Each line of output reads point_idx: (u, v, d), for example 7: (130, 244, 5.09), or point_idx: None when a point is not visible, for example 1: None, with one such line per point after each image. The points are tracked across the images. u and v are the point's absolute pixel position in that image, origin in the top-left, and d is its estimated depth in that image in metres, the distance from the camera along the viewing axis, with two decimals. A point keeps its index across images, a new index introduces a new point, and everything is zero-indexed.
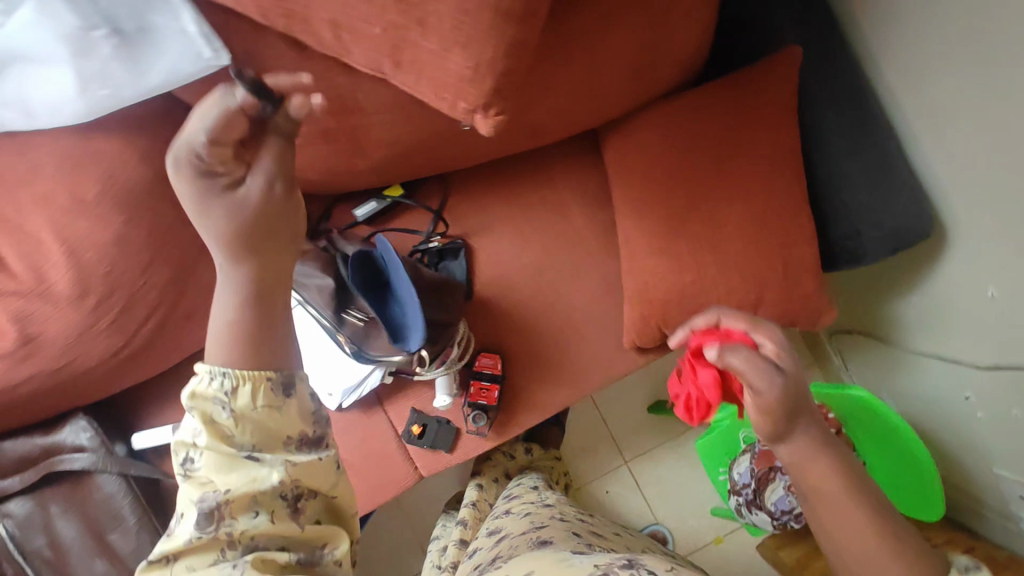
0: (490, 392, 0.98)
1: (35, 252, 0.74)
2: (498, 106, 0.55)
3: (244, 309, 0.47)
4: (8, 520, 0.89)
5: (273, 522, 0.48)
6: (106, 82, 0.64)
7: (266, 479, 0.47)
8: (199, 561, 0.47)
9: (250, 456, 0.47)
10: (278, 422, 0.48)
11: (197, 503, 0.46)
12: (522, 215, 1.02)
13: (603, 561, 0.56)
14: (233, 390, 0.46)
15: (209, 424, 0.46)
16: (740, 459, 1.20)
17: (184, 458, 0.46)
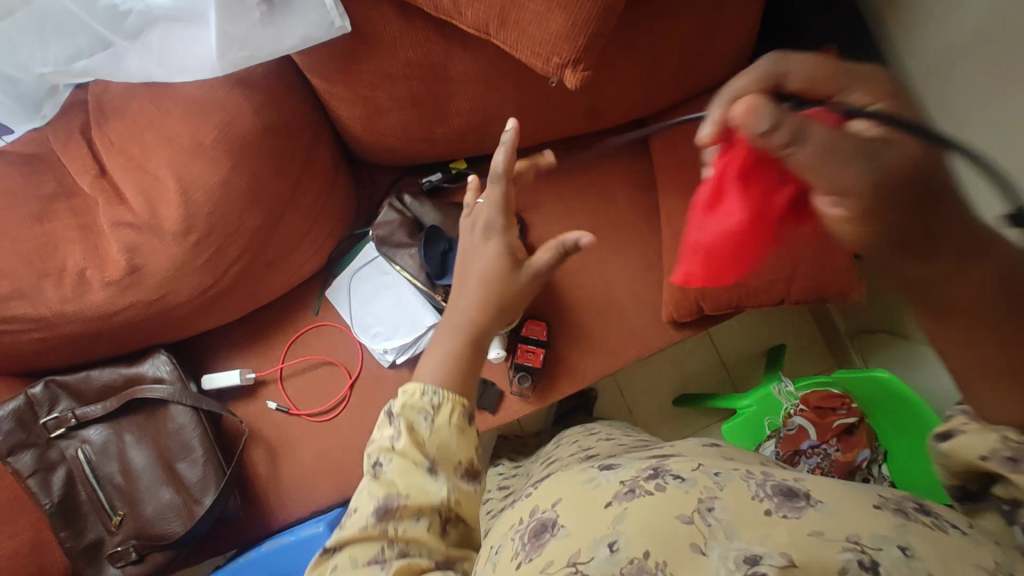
0: (536, 355, 1.03)
1: (153, 189, 0.84)
2: (586, 62, 0.64)
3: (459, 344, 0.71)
4: (87, 446, 0.96)
5: (427, 529, 0.57)
6: (247, 45, 0.75)
7: (438, 491, 0.58)
8: (360, 551, 0.57)
9: (429, 467, 0.59)
10: (458, 445, 0.62)
11: (381, 499, 0.58)
12: (573, 195, 1.10)
13: (629, 476, 0.57)
14: (438, 406, 0.63)
15: (411, 427, 0.61)
16: (766, 444, 1.25)
17: (376, 461, 0.60)
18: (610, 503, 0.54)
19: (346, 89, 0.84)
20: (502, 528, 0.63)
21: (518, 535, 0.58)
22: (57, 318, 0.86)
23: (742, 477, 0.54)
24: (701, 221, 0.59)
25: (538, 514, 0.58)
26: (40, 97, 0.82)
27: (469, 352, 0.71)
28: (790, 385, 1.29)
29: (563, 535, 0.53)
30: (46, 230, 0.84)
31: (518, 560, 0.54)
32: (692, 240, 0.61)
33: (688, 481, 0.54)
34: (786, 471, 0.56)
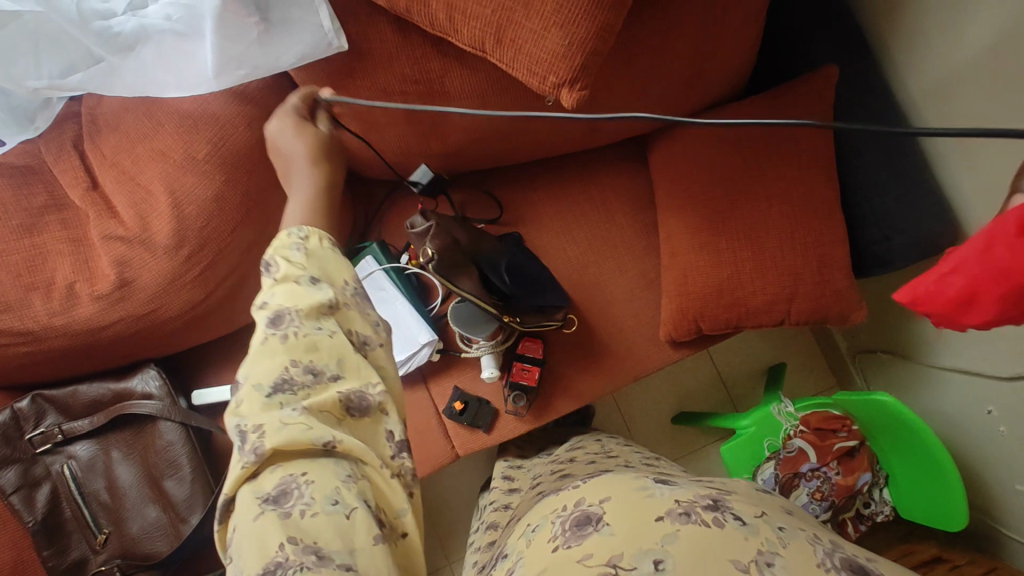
0: (532, 373, 1.02)
1: (144, 202, 0.83)
2: (583, 81, 0.63)
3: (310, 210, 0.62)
4: (73, 461, 0.94)
5: (329, 337, 0.51)
6: (243, 64, 0.74)
7: (326, 292, 0.53)
8: (260, 383, 0.49)
9: (313, 278, 0.53)
10: (339, 258, 0.57)
11: (270, 317, 0.51)
12: (571, 210, 1.08)
13: (686, 497, 0.55)
14: (307, 233, 0.56)
15: (285, 254, 0.54)
16: (764, 465, 1.23)
17: (259, 300, 0.53)
18: (661, 518, 0.53)
19: (341, 104, 0.83)
20: (543, 510, 0.64)
21: (560, 520, 0.58)
22: (44, 332, 0.85)
23: (808, 540, 0.53)
24: (985, 257, 0.33)
25: (584, 506, 0.58)
26: (33, 108, 0.81)
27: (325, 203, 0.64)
28: (790, 406, 1.26)
29: (607, 532, 0.53)
30: (35, 243, 0.83)
31: (556, 543, 0.55)
32: (955, 261, 0.35)
33: (748, 526, 0.52)
34: (855, 545, 0.56)
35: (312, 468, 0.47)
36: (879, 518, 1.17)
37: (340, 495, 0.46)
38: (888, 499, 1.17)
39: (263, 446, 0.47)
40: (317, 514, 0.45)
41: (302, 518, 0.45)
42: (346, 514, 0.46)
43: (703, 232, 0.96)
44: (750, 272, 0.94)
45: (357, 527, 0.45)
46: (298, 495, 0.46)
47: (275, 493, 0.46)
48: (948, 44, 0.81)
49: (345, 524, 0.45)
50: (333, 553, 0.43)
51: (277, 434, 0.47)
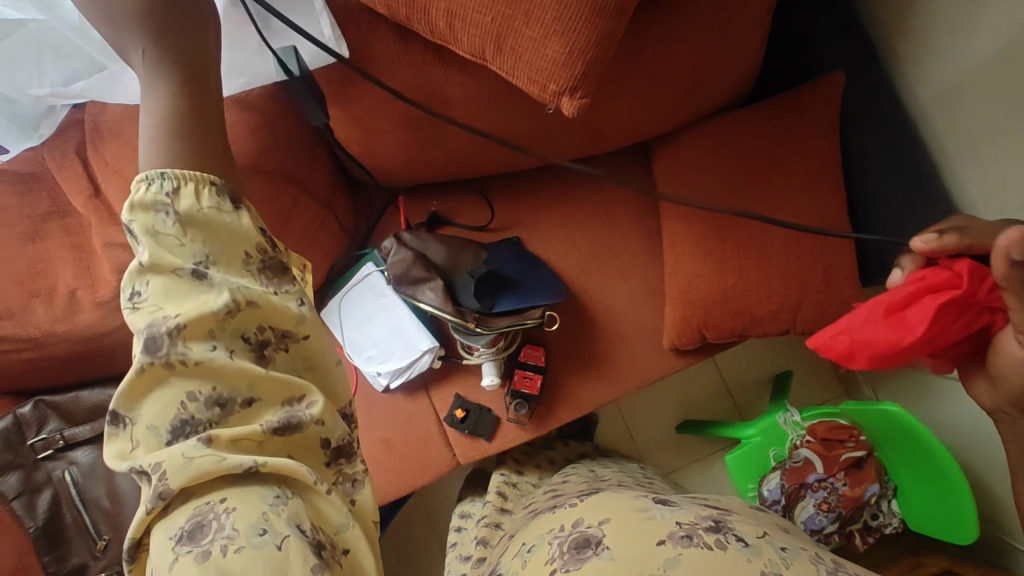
0: (534, 381, 1.01)
1: None
2: (583, 89, 0.63)
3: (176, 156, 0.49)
4: (74, 467, 0.93)
5: (227, 359, 0.48)
6: (245, 71, 0.77)
7: (216, 297, 0.47)
8: (154, 415, 0.46)
9: (197, 274, 0.47)
10: (228, 234, 0.50)
11: (146, 332, 0.46)
12: (573, 217, 1.07)
13: (688, 520, 0.56)
14: (176, 191, 0.48)
15: (154, 233, 0.47)
16: (769, 476, 1.21)
17: (131, 292, 0.47)
18: (663, 542, 0.54)
19: (342, 111, 0.83)
20: (539, 528, 0.65)
21: (556, 541, 0.59)
22: (46, 338, 0.85)
23: (811, 559, 0.53)
24: (863, 322, 0.53)
25: (583, 527, 0.59)
26: (37, 116, 0.82)
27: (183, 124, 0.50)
28: (796, 415, 1.24)
29: (607, 556, 0.54)
30: (39, 250, 0.84)
31: (554, 565, 0.55)
32: (844, 326, 0.54)
33: (751, 547, 0.53)
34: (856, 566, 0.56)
35: (234, 497, 0.46)
36: (886, 531, 1.15)
37: (268, 523, 0.45)
38: (896, 510, 1.15)
39: (168, 487, 0.44)
40: (241, 548, 0.43)
41: (223, 555, 0.43)
42: (277, 544, 0.44)
43: (707, 239, 0.95)
44: (754, 280, 0.93)
45: (290, 557, 0.44)
46: (220, 529, 0.44)
47: (190, 529, 0.45)
48: (959, 51, 0.79)
49: (276, 555, 0.44)
50: None
51: (181, 472, 0.44)
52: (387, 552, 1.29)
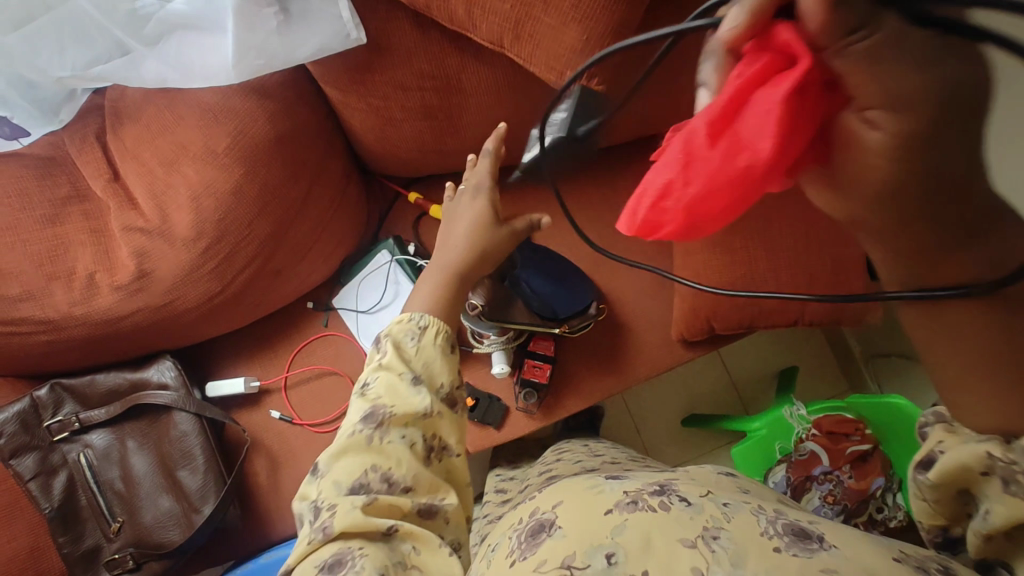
0: (543, 370, 1.02)
1: (163, 194, 0.84)
2: (599, 77, 0.64)
3: (445, 285, 0.71)
4: (89, 450, 0.95)
5: (407, 449, 0.59)
6: (261, 53, 0.75)
7: (422, 402, 0.61)
8: (349, 469, 0.58)
9: (414, 380, 0.62)
10: (440, 368, 0.65)
11: (368, 412, 0.60)
12: (582, 210, 1.08)
13: (634, 488, 0.59)
14: (424, 328, 0.66)
15: (399, 345, 0.64)
16: (776, 469, 1.22)
17: (364, 381, 0.63)
18: (610, 511, 0.56)
19: (358, 101, 0.84)
20: (504, 527, 0.65)
21: (516, 533, 0.60)
22: (64, 321, 0.86)
23: (751, 511, 0.54)
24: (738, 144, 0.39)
25: (538, 515, 0.60)
26: (58, 101, 0.83)
27: (453, 293, 0.71)
28: (802, 409, 1.26)
29: (559, 535, 0.54)
30: (58, 232, 0.85)
31: (513, 557, 0.56)
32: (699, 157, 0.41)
33: (694, 506, 0.54)
34: (803, 514, 0.56)
35: (367, 546, 0.54)
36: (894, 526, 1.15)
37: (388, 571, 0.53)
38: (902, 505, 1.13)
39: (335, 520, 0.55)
40: None
41: None
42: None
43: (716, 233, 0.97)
44: (764, 272, 0.94)
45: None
46: (351, 566, 0.52)
47: (331, 562, 0.53)
48: None
49: None
50: None
51: (347, 514, 0.55)
52: None
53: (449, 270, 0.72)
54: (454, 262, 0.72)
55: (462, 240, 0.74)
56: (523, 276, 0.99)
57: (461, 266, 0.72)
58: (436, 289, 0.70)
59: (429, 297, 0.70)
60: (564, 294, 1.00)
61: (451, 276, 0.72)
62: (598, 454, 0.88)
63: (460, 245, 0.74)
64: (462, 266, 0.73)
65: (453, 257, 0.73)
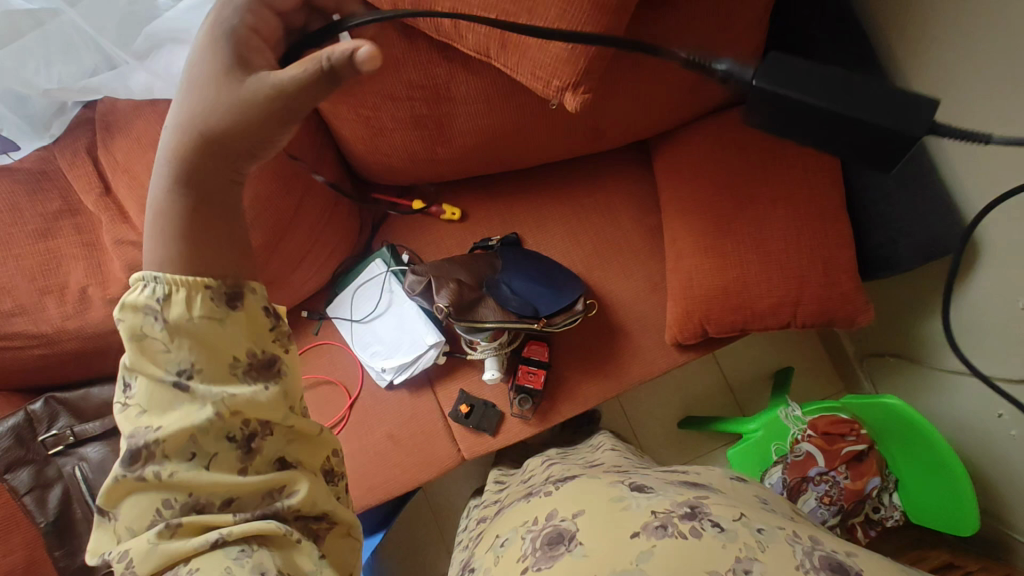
0: (538, 376, 1.02)
1: None
2: (585, 85, 0.65)
3: (172, 196, 0.52)
4: (84, 463, 0.94)
5: (202, 469, 0.49)
6: None
7: (198, 413, 0.49)
8: (136, 515, 0.49)
9: (177, 385, 0.49)
10: (218, 339, 0.51)
11: (128, 438, 0.49)
12: (574, 214, 1.09)
13: (663, 508, 0.57)
14: (166, 297, 0.49)
15: (140, 335, 0.49)
16: (772, 470, 1.23)
17: (123, 385, 0.50)
18: (637, 534, 0.54)
19: (347, 110, 0.85)
20: (514, 519, 0.66)
21: (530, 536, 0.59)
22: (57, 335, 0.86)
23: (788, 541, 0.54)
24: None
25: (556, 521, 0.59)
26: (48, 116, 0.85)
27: (187, 204, 0.52)
28: (798, 409, 1.24)
29: (580, 553, 0.54)
30: (50, 247, 0.85)
31: (526, 563, 0.56)
32: None
33: (727, 534, 0.53)
34: (835, 542, 0.57)
35: (197, 558, 0.48)
36: (890, 524, 1.16)
37: (229, 574, 0.47)
38: (898, 504, 1.16)
39: (136, 569, 0.48)
40: None
41: None
42: None
43: (706, 236, 0.97)
44: (756, 275, 0.95)
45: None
46: None
47: None
48: (956, 49, 0.80)
49: None
50: None
51: (149, 558, 0.48)
52: (390, 551, 1.29)
53: (178, 177, 0.52)
54: (183, 167, 0.52)
55: (175, 127, 0.52)
56: (504, 278, 1.00)
57: (196, 175, 0.52)
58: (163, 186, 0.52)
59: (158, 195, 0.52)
60: (546, 290, 1.00)
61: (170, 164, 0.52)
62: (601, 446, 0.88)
63: (175, 133, 0.52)
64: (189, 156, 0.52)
65: (180, 166, 0.52)
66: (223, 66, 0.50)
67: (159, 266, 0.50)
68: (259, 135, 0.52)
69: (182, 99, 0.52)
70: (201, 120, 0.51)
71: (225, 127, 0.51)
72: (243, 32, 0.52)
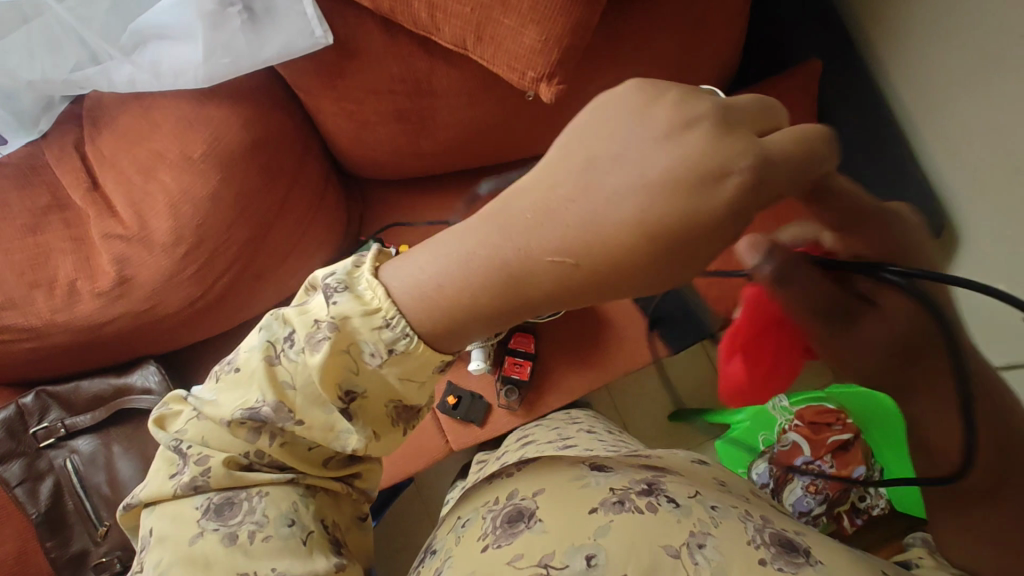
0: (524, 367, 1.04)
1: (141, 202, 0.85)
2: (560, 76, 0.66)
3: (480, 286, 0.44)
4: (76, 455, 0.96)
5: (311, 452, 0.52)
6: (228, 51, 0.77)
7: (343, 439, 0.50)
8: (228, 438, 0.50)
9: (342, 412, 0.49)
10: (389, 389, 0.50)
11: (270, 406, 0.49)
12: None
13: (621, 484, 0.58)
14: (395, 347, 0.47)
15: (346, 351, 0.48)
16: (759, 460, 1.24)
17: (285, 340, 0.50)
18: (596, 510, 0.56)
19: (330, 104, 0.86)
20: (478, 496, 0.66)
21: (490, 515, 0.60)
22: (47, 329, 0.87)
23: (740, 517, 0.56)
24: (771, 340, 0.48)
25: (517, 499, 0.60)
26: (35, 112, 0.86)
27: (480, 316, 0.46)
28: (786, 400, 1.20)
29: (539, 530, 0.56)
30: (39, 241, 0.86)
31: (485, 541, 0.57)
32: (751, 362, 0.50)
33: (682, 509, 0.56)
34: (785, 520, 0.59)
35: (270, 484, 0.51)
36: (876, 513, 1.18)
37: (296, 514, 0.51)
38: (882, 491, 1.18)
39: (208, 480, 0.50)
40: (269, 534, 0.50)
41: (254, 538, 0.49)
42: (300, 536, 0.51)
43: None
44: None
45: (311, 548, 0.51)
46: (248, 512, 0.50)
47: (219, 505, 0.50)
48: (932, 41, 0.81)
49: (300, 546, 0.50)
50: (286, 568, 0.49)
51: (223, 477, 0.50)
52: (382, 541, 1.30)
53: (506, 270, 0.43)
54: (506, 252, 0.42)
55: (554, 247, 0.41)
56: None
57: (543, 286, 0.42)
58: (466, 285, 0.45)
59: (440, 283, 0.46)
60: None
61: (467, 286, 0.45)
62: (577, 421, 0.90)
63: (564, 230, 0.40)
64: (536, 279, 0.42)
65: (512, 253, 0.42)
66: (668, 192, 0.38)
67: (416, 320, 0.47)
68: (671, 243, 0.39)
69: (565, 141, 0.41)
70: (566, 251, 0.40)
71: (615, 246, 0.39)
72: (789, 155, 0.38)
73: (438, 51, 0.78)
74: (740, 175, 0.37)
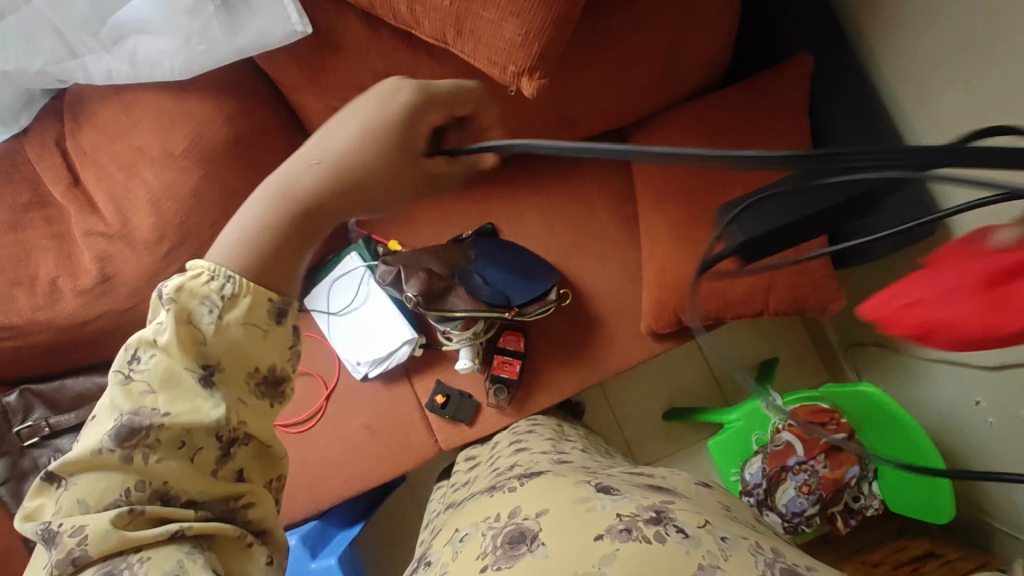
0: (513, 366, 1.02)
1: (123, 199, 0.84)
2: (541, 70, 0.65)
3: (272, 218, 0.50)
4: (60, 455, 0.95)
5: (184, 464, 0.47)
6: (204, 38, 0.75)
7: (209, 410, 0.47)
8: (95, 489, 0.45)
9: (201, 380, 0.47)
10: (249, 349, 0.49)
11: (129, 415, 0.46)
12: (550, 205, 1.08)
13: (628, 511, 0.55)
14: (231, 297, 0.48)
15: (187, 323, 0.47)
16: (752, 460, 1.22)
17: (133, 355, 0.47)
18: (600, 537, 0.53)
19: (313, 98, 0.85)
20: (475, 514, 0.63)
21: (491, 533, 0.57)
22: (28, 326, 0.87)
23: (750, 550, 0.53)
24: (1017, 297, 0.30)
25: (518, 519, 0.57)
26: (16, 107, 0.85)
27: (274, 252, 0.50)
28: (778, 399, 1.25)
29: (541, 554, 0.52)
30: (20, 239, 0.85)
31: (486, 563, 0.54)
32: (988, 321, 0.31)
33: (690, 539, 0.52)
34: (796, 553, 0.57)
35: (152, 547, 0.46)
36: (870, 513, 1.16)
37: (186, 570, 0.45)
38: (877, 492, 1.16)
39: (87, 552, 0.44)
40: None
41: None
42: None
43: (679, 226, 0.97)
44: None
45: None
46: None
47: None
48: (925, 35, 0.80)
49: None
50: None
51: (100, 541, 0.44)
52: (374, 540, 1.30)
53: (290, 198, 0.50)
54: (275, 182, 0.51)
55: (321, 165, 0.50)
56: (475, 268, 1.00)
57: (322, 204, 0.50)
58: (260, 223, 0.50)
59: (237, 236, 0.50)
60: (518, 279, 1.00)
61: (260, 226, 0.50)
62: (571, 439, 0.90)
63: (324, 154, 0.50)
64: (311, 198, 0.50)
65: (284, 178, 0.51)
66: (388, 102, 0.51)
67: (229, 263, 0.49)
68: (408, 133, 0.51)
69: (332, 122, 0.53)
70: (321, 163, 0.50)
71: (363, 151, 0.50)
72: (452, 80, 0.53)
73: (420, 44, 0.77)
74: (409, 89, 0.51)
